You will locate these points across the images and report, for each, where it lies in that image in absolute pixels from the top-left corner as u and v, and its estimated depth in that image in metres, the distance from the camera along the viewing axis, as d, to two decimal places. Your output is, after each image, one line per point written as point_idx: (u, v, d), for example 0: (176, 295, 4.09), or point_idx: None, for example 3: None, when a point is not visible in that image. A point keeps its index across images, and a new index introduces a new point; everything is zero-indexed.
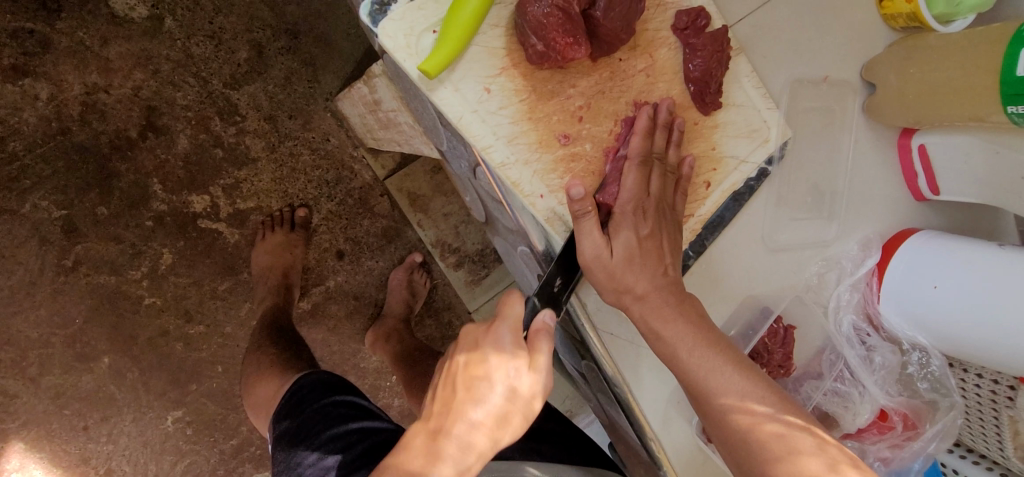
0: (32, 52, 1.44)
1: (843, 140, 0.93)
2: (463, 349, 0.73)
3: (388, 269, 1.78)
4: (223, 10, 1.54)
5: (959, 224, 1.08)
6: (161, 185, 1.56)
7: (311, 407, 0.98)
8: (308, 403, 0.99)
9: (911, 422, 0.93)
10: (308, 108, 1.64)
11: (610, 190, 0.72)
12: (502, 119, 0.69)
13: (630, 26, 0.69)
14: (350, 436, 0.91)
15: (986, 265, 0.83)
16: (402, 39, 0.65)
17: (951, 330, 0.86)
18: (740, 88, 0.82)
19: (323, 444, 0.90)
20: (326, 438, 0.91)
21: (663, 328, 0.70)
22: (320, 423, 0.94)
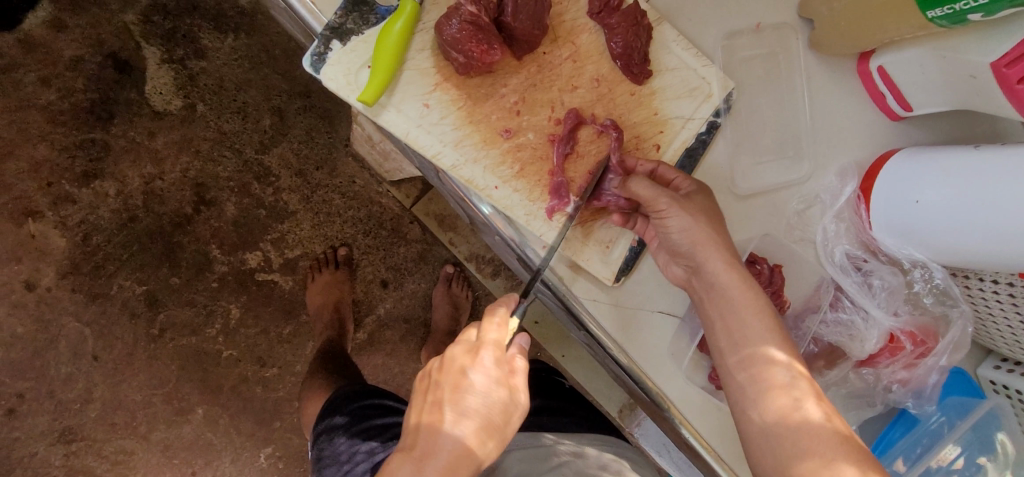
0: (97, 158, 1.69)
1: (794, 80, 0.96)
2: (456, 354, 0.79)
3: (430, 289, 1.90)
4: (242, 86, 1.74)
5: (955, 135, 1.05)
6: (219, 249, 1.77)
7: (346, 406, 1.14)
8: (345, 403, 1.15)
9: (921, 339, 0.92)
10: (331, 156, 1.81)
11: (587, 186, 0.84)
12: (446, 127, 0.78)
13: (541, 23, 0.77)
14: (375, 429, 1.06)
15: (967, 173, 0.82)
16: (343, 79, 0.74)
17: (940, 241, 0.86)
18: (671, 53, 0.88)
19: (353, 434, 1.06)
20: (356, 428, 1.07)
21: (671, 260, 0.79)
22: (363, 415, 1.11)
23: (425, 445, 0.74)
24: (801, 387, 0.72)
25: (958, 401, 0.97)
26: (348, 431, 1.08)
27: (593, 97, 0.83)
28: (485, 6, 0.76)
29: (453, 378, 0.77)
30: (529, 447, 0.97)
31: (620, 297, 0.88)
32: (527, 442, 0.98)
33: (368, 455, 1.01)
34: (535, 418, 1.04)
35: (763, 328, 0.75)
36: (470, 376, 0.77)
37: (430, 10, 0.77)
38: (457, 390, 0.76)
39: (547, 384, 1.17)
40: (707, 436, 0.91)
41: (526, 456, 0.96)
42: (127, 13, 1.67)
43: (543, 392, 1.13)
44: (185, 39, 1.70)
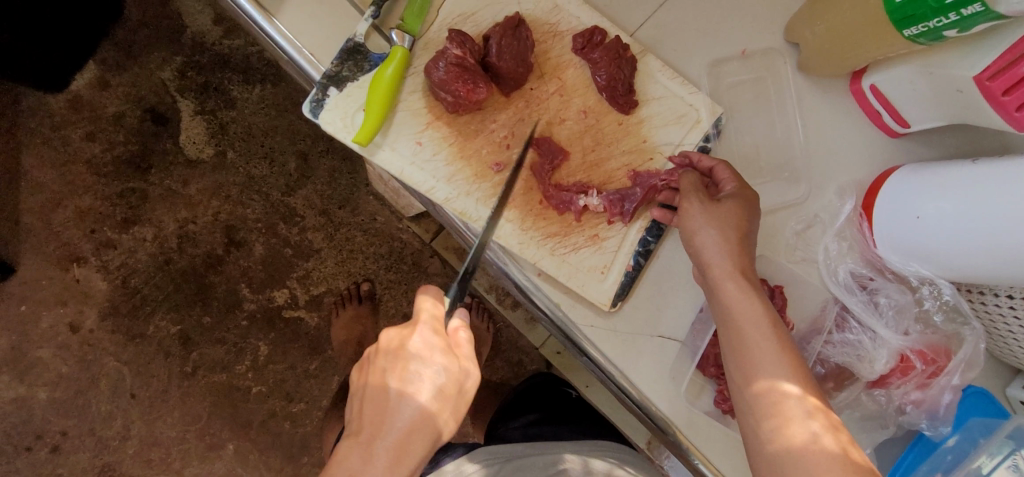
0: (136, 205, 1.80)
1: (785, 104, 0.97)
2: (389, 337, 0.78)
3: None
4: (268, 133, 1.84)
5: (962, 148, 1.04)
6: (247, 288, 1.84)
7: None
8: None
9: (932, 358, 0.90)
10: (353, 196, 1.88)
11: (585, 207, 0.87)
12: (438, 162, 0.82)
13: (525, 61, 0.82)
14: None
15: (962, 186, 0.80)
16: (339, 122, 0.79)
17: (942, 257, 0.84)
18: (656, 83, 0.91)
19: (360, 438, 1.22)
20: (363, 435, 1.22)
21: None
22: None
23: (371, 420, 0.74)
24: (790, 405, 0.69)
25: (980, 422, 0.93)
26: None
27: (581, 128, 0.87)
28: (471, 48, 0.81)
29: (394, 357, 0.77)
30: (533, 455, 1.04)
31: (620, 321, 0.88)
32: (530, 451, 1.05)
33: None
34: (541, 428, 1.15)
35: (746, 348, 0.73)
36: (412, 354, 0.76)
37: (421, 55, 0.82)
38: (399, 368, 0.76)
39: (556, 398, 1.31)
40: (714, 460, 0.89)
41: (531, 462, 1.03)
42: (163, 70, 1.80)
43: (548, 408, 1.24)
44: (216, 92, 1.82)
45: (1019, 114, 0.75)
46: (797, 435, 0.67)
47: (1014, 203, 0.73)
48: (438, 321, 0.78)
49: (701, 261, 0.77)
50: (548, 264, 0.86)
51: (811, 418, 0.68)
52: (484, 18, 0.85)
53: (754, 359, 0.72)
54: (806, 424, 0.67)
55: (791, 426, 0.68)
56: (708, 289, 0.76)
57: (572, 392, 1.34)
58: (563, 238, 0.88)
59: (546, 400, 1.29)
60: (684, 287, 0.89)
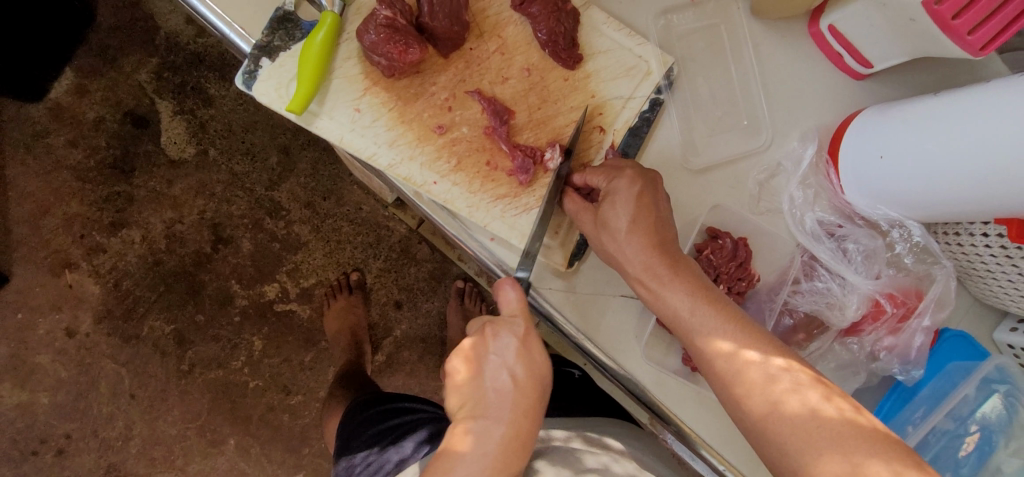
0: (122, 208, 1.82)
1: (739, 51, 0.95)
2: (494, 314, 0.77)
3: (443, 307, 1.92)
4: (248, 129, 1.84)
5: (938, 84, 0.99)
6: (238, 284, 1.86)
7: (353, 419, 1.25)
8: (350, 416, 1.26)
9: (902, 301, 0.88)
10: (338, 187, 1.88)
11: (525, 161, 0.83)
12: (379, 129, 0.81)
13: (460, 19, 0.81)
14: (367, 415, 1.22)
15: (921, 116, 0.77)
16: (273, 93, 0.78)
17: (906, 194, 0.82)
18: (602, 36, 0.89)
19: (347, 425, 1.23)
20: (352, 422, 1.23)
21: (611, 236, 0.76)
22: (404, 428, 1.13)
23: (491, 419, 0.74)
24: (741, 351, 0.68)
25: (959, 366, 0.91)
26: (371, 428, 1.17)
27: (525, 86, 0.85)
28: (401, 9, 0.80)
29: (501, 354, 0.76)
30: None
31: (577, 285, 0.86)
32: None
33: (353, 433, 1.20)
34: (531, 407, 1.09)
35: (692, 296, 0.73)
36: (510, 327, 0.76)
37: (353, 20, 0.81)
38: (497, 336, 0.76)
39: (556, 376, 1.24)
40: (686, 419, 0.88)
41: None
42: (140, 73, 1.81)
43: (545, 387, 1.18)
44: (193, 91, 1.83)
45: (972, 38, 0.73)
46: (751, 380, 0.67)
47: (968, 133, 0.70)
48: (528, 315, 0.77)
49: (650, 206, 0.76)
50: (497, 227, 0.83)
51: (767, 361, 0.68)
52: None
53: (697, 313, 0.72)
54: (761, 366, 0.67)
55: (738, 377, 0.68)
56: (651, 235, 0.75)
57: (576, 372, 1.26)
58: (521, 197, 0.84)
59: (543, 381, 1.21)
60: None
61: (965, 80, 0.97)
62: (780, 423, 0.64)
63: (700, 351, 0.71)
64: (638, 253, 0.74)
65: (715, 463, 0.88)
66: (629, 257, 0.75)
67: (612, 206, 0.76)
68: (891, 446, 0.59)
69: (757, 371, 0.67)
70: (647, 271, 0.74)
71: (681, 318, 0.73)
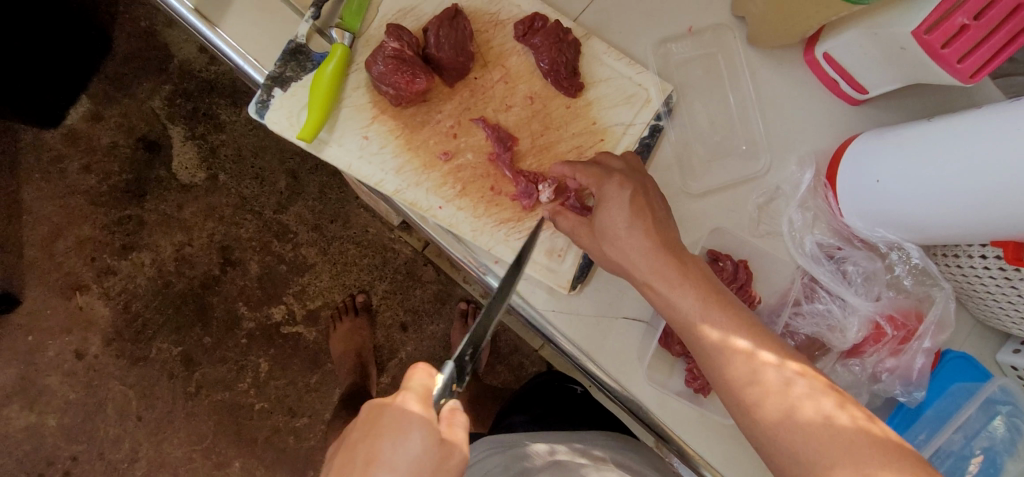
0: (133, 231, 1.85)
1: (737, 78, 0.97)
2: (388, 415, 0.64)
3: (448, 328, 1.92)
4: (258, 153, 1.88)
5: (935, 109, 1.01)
6: (245, 306, 1.87)
7: None
8: None
9: (902, 324, 0.89)
10: (345, 209, 1.91)
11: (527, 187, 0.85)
12: (386, 156, 0.84)
13: (465, 50, 0.84)
14: None
15: (915, 140, 0.79)
16: (285, 122, 0.81)
17: (902, 218, 0.83)
18: (603, 65, 0.92)
19: None
20: None
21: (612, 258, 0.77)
22: None
23: None
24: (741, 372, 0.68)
25: (964, 387, 0.90)
26: None
27: (528, 114, 0.88)
28: (408, 41, 0.83)
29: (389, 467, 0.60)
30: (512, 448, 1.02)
31: (580, 307, 0.88)
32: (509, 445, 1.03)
33: None
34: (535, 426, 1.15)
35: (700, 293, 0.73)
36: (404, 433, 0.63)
37: (362, 52, 0.84)
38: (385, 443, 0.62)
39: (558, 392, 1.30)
40: (689, 440, 0.88)
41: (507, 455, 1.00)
42: (153, 100, 1.86)
43: (548, 403, 1.24)
44: (205, 117, 1.87)
45: (962, 66, 0.75)
46: (768, 382, 0.67)
47: (958, 156, 0.72)
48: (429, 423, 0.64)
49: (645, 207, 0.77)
50: (501, 251, 0.86)
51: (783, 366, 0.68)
52: (423, 12, 0.87)
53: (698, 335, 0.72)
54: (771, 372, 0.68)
55: (739, 398, 0.68)
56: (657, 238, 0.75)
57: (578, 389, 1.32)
58: (524, 221, 0.86)
59: (546, 398, 1.26)
60: None
61: (961, 103, 0.99)
62: (781, 444, 0.64)
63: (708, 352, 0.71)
64: (641, 257, 0.75)
65: None
66: (637, 277, 0.77)
67: (613, 229, 0.77)
68: (904, 456, 0.59)
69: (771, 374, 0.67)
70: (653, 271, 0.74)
71: (686, 324, 0.73)
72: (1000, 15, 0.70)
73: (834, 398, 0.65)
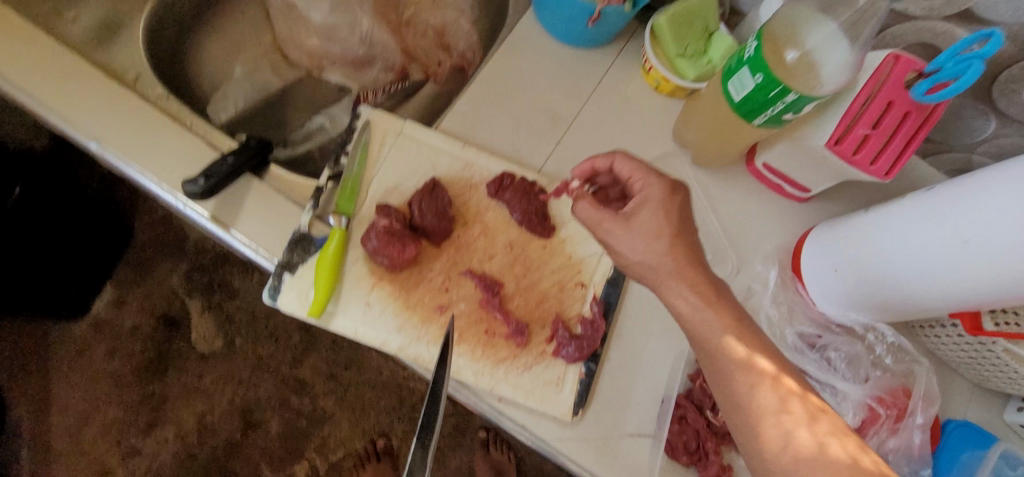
0: (156, 407, 1.90)
1: (691, 196, 1.09)
2: None
3: (469, 460, 1.87)
4: (271, 313, 1.99)
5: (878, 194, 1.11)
6: (269, 467, 1.88)
7: None
8: None
9: (894, 402, 0.92)
10: (358, 354, 1.98)
11: (514, 324, 0.94)
12: (388, 317, 0.93)
13: (446, 215, 0.96)
14: None
15: (856, 231, 0.89)
16: (294, 301, 0.91)
17: (882, 299, 0.89)
18: (569, 205, 1.03)
19: None
20: None
21: None
22: None
23: None
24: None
25: (974, 455, 0.91)
26: None
27: (509, 260, 0.98)
28: (396, 215, 0.94)
29: None
30: None
31: (585, 431, 0.92)
32: None
33: None
34: None
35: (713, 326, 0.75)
36: None
37: (357, 229, 0.96)
38: None
39: None
40: None
41: None
42: (172, 278, 1.99)
43: None
44: (220, 287, 2.00)
45: (876, 166, 0.85)
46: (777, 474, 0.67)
47: (948, 241, 0.75)
48: None
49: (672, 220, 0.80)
50: (503, 389, 0.92)
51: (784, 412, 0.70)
52: (408, 187, 1.00)
53: None
54: (779, 421, 0.70)
55: None
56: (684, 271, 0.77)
57: None
58: (520, 356, 0.94)
59: None
60: (635, 394, 0.95)
61: (896, 187, 1.10)
62: None
63: (727, 380, 0.73)
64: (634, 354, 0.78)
65: None
66: None
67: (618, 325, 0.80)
68: None
69: (775, 426, 0.70)
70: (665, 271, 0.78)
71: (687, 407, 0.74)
72: (893, 121, 0.83)
73: (848, 441, 0.69)
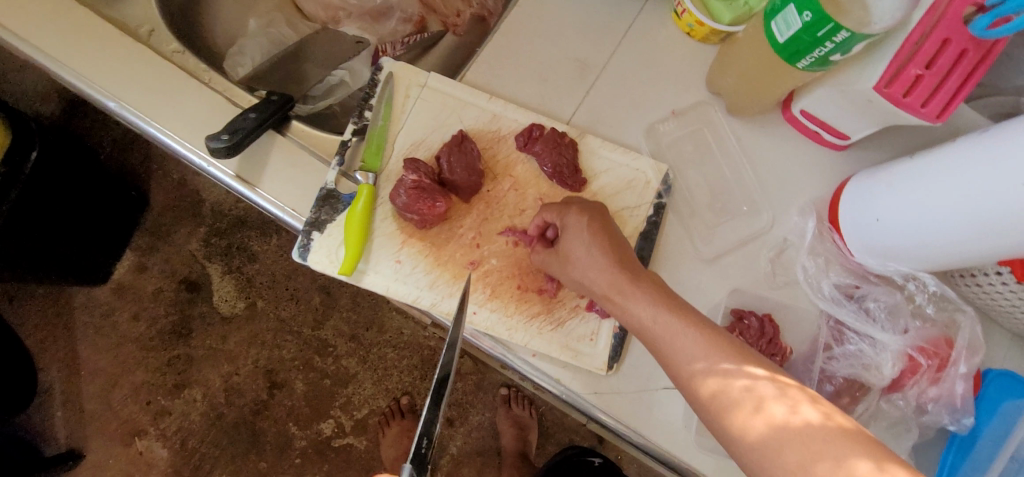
0: (183, 369, 1.93)
1: (725, 145, 1.05)
2: None
3: (492, 417, 1.91)
4: (291, 276, 1.99)
5: (922, 139, 1.06)
6: (296, 426, 1.92)
7: None
8: None
9: (936, 353, 0.91)
10: (379, 315, 1.99)
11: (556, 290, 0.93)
12: (420, 274, 0.91)
13: (474, 168, 0.94)
14: None
15: (903, 178, 0.84)
16: (325, 259, 0.90)
17: (926, 250, 0.84)
18: (600, 157, 1.01)
19: None
20: None
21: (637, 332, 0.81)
22: None
23: None
24: None
25: (1015, 404, 0.91)
26: None
27: (539, 215, 0.97)
28: (425, 170, 0.93)
29: None
30: None
31: (621, 385, 0.91)
32: None
33: None
34: None
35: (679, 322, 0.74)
36: None
37: (385, 185, 0.94)
38: None
39: None
40: None
41: None
42: (191, 242, 1.99)
43: None
44: (239, 250, 1.99)
45: (927, 109, 0.81)
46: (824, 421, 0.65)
47: (1005, 186, 0.69)
48: None
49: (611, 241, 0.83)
50: (537, 344, 0.91)
51: (785, 394, 0.66)
52: (434, 141, 0.98)
53: None
54: None
55: None
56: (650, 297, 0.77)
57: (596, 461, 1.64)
58: (555, 311, 0.94)
59: None
60: None
61: (938, 133, 1.05)
62: None
63: None
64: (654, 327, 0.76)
65: None
66: None
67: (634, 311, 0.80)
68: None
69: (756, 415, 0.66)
70: (613, 287, 0.80)
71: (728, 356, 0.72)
72: (947, 61, 0.77)
73: None
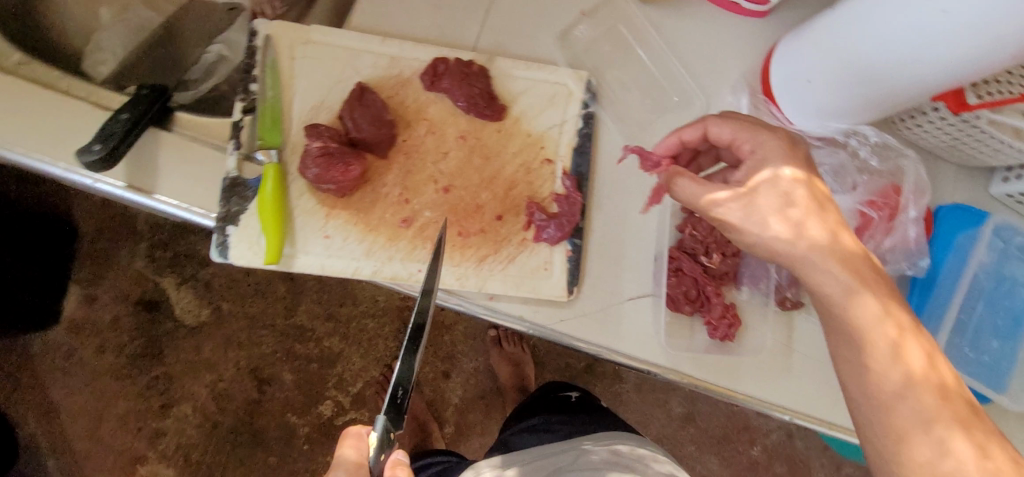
0: (165, 388, 1.88)
1: (643, 38, 0.99)
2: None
3: (486, 360, 1.92)
4: (248, 271, 1.92)
5: None
6: (294, 415, 1.91)
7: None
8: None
9: (886, 203, 0.90)
10: (348, 289, 1.94)
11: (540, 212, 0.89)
12: (352, 244, 0.86)
13: (383, 121, 0.87)
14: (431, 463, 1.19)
15: (825, 31, 0.79)
16: (247, 251, 0.84)
17: (863, 100, 0.81)
18: (515, 78, 0.94)
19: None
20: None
21: None
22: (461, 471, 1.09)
23: None
24: None
25: (967, 236, 0.92)
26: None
27: (465, 153, 0.91)
28: (330, 135, 0.86)
29: None
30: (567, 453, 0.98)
31: (584, 307, 0.89)
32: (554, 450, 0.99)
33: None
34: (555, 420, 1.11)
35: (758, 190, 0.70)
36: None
37: (292, 160, 0.87)
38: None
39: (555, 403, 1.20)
40: (734, 387, 0.89)
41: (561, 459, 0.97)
42: (136, 261, 1.89)
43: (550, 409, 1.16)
44: (188, 258, 1.91)
45: None
46: None
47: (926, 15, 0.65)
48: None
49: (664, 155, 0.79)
50: (491, 286, 0.88)
51: None
52: (334, 101, 0.90)
53: None
54: None
55: None
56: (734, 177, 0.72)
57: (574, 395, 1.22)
58: (502, 249, 0.90)
59: (543, 405, 1.19)
60: (625, 259, 0.91)
61: None
62: None
63: None
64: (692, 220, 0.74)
65: (778, 415, 0.90)
66: None
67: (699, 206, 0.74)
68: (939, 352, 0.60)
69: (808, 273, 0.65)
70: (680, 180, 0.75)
71: None
72: None
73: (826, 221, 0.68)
